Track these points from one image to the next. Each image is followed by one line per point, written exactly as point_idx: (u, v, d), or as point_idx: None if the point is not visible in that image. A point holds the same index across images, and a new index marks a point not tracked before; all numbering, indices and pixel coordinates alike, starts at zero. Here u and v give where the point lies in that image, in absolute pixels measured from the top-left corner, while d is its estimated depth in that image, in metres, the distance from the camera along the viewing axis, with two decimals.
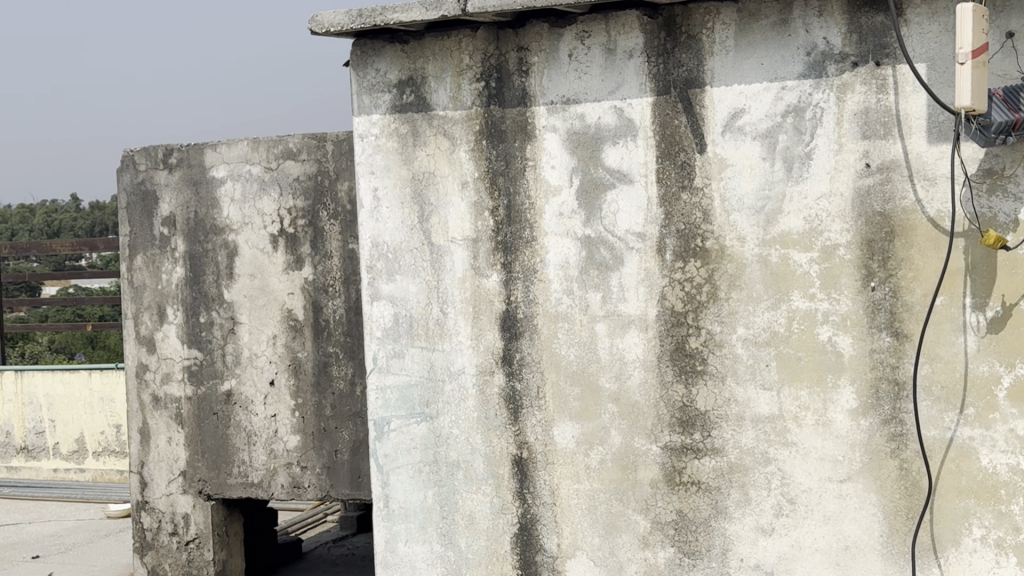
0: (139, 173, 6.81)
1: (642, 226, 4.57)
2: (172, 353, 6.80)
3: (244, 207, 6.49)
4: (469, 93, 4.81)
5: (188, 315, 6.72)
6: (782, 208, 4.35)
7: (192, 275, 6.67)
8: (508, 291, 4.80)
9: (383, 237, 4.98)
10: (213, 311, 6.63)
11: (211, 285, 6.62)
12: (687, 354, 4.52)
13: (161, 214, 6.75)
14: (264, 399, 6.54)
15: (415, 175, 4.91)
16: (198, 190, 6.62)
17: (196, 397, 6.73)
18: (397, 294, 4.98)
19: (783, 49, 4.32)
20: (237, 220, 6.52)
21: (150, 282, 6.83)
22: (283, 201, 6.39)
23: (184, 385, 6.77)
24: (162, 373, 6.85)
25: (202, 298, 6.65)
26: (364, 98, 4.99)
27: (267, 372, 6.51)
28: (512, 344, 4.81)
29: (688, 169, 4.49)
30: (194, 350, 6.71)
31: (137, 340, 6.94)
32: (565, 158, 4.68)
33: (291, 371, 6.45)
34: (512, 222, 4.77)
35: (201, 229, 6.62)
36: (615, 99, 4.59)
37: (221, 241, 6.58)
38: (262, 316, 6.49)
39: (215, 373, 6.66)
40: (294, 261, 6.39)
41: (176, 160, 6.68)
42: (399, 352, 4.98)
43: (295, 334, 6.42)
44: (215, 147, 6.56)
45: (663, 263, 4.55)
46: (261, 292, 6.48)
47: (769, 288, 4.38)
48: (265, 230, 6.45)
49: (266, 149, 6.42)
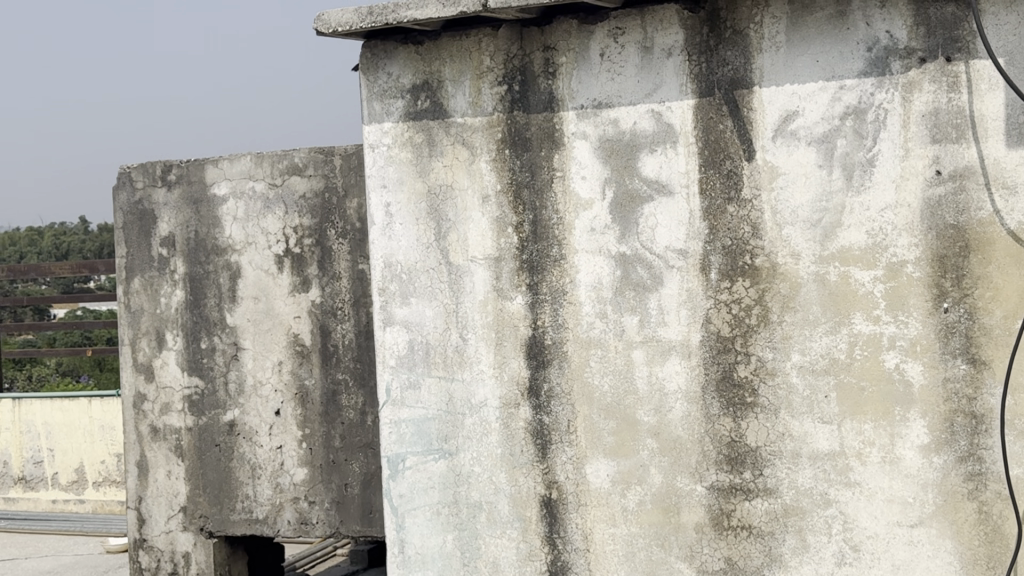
0: (136, 191, 6.39)
1: (683, 241, 4.13)
2: (171, 382, 6.36)
3: (247, 226, 6.06)
4: (490, 98, 4.38)
5: (188, 341, 6.28)
6: (840, 220, 3.90)
7: (193, 299, 6.24)
8: (535, 315, 4.36)
9: (396, 256, 4.54)
10: (215, 337, 6.20)
11: (213, 309, 6.19)
12: (734, 384, 4.08)
13: (159, 233, 6.32)
14: (270, 429, 6.09)
15: (431, 188, 4.47)
16: (199, 209, 6.19)
17: (197, 429, 6.29)
18: (411, 318, 4.54)
19: (841, 45, 3.88)
20: (240, 240, 6.09)
21: (149, 307, 6.40)
22: (289, 219, 5.96)
23: (185, 416, 6.32)
24: (161, 403, 6.41)
25: (203, 322, 6.22)
26: (374, 105, 4.56)
27: (272, 402, 6.07)
28: (540, 374, 4.36)
29: (735, 179, 4.05)
30: (195, 379, 6.27)
31: (134, 368, 6.50)
32: (597, 168, 4.24)
33: (298, 401, 6.01)
34: (539, 238, 4.34)
35: (202, 250, 6.19)
36: (652, 102, 4.15)
37: (223, 262, 6.15)
38: (268, 341, 6.06)
39: (217, 403, 6.22)
40: (301, 282, 5.96)
41: (175, 176, 6.26)
42: (414, 382, 4.54)
43: (302, 361, 5.98)
44: (216, 163, 6.14)
45: (707, 282, 4.10)
46: (267, 316, 6.05)
47: (828, 310, 3.93)
48: (270, 250, 6.02)
49: (271, 164, 5.99)
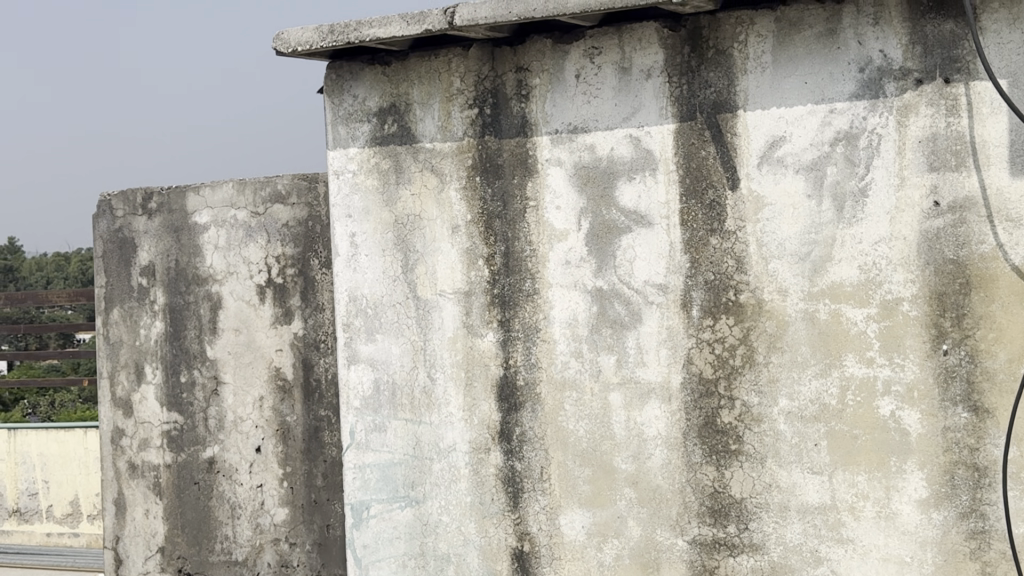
0: (116, 219, 5.71)
1: (664, 276, 3.84)
2: (150, 417, 5.66)
3: (229, 255, 5.45)
4: (460, 122, 4.11)
5: (167, 374, 5.61)
6: (831, 254, 3.61)
7: (172, 330, 5.58)
8: (506, 353, 4.07)
9: (362, 289, 4.28)
10: (195, 370, 5.55)
11: (193, 341, 5.55)
12: (718, 430, 3.77)
13: (139, 262, 5.66)
14: (250, 467, 5.42)
15: (398, 218, 4.21)
16: (179, 238, 5.55)
17: (175, 467, 5.57)
18: (377, 356, 4.27)
19: (831, 65, 3.59)
20: (221, 269, 5.47)
21: (128, 338, 5.72)
22: (273, 248, 5.37)
23: (162, 452, 5.62)
24: (139, 440, 5.68)
25: (182, 355, 5.57)
26: (339, 129, 4.30)
27: (253, 439, 5.41)
28: (511, 416, 4.07)
29: (718, 210, 3.76)
30: (173, 415, 5.59)
31: (111, 403, 5.78)
32: (572, 197, 3.96)
33: (279, 438, 5.38)
34: (510, 272, 4.06)
35: (182, 279, 5.55)
36: (630, 127, 3.87)
37: (204, 292, 5.52)
38: (249, 375, 5.44)
39: (196, 439, 5.54)
40: (284, 313, 5.37)
41: (155, 204, 5.61)
42: (380, 425, 4.26)
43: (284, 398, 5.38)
44: (197, 189, 5.51)
45: (689, 320, 3.80)
46: (248, 349, 5.43)
47: (817, 351, 3.63)
48: (251, 281, 5.41)
49: (252, 191, 5.39)
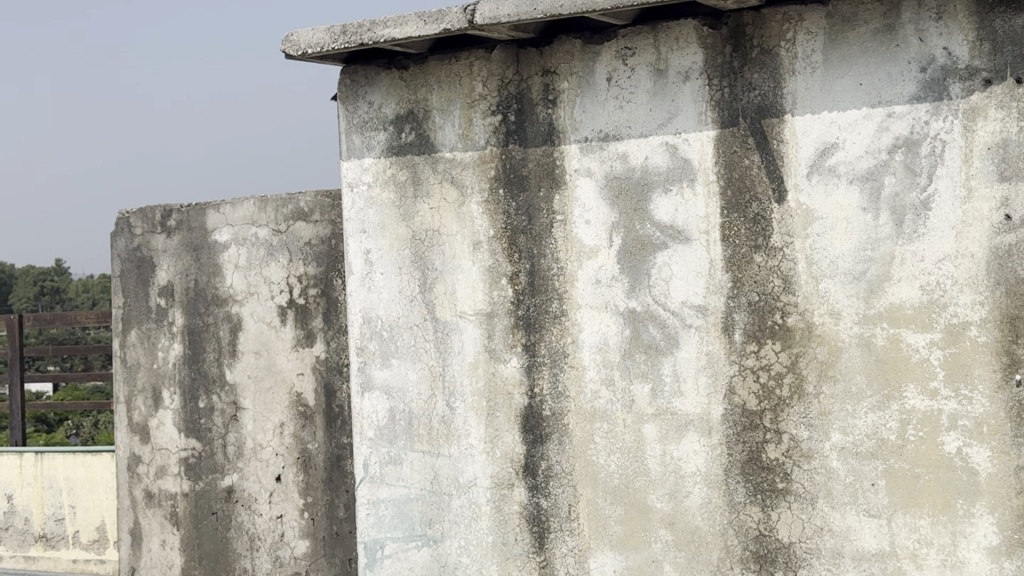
0: (134, 238, 5.40)
1: (702, 296, 3.50)
2: (167, 443, 5.30)
3: (249, 275, 5.07)
4: (483, 130, 3.81)
5: (186, 399, 5.24)
6: (889, 273, 3.25)
7: (190, 353, 5.22)
8: (531, 380, 3.75)
9: (376, 311, 3.98)
10: (214, 395, 5.16)
11: (212, 364, 5.16)
12: (764, 467, 3.42)
13: (156, 281, 5.33)
14: (270, 496, 5.00)
15: (415, 233, 3.91)
16: (199, 257, 5.20)
17: (193, 497, 5.20)
18: (393, 383, 3.96)
19: (888, 64, 3.25)
20: (242, 289, 5.09)
21: (145, 362, 5.38)
22: (294, 267, 4.96)
23: (181, 480, 5.25)
24: (156, 467, 5.33)
25: (201, 379, 5.20)
26: (353, 138, 4.01)
27: (273, 467, 4.99)
28: (537, 449, 3.74)
29: (763, 224, 3.42)
30: (191, 441, 5.22)
31: (128, 428, 5.44)
32: (603, 211, 3.64)
33: (299, 467, 4.93)
34: (536, 291, 3.74)
35: (201, 299, 5.19)
36: (666, 134, 3.54)
37: (223, 314, 5.15)
38: (269, 402, 5.02)
39: (214, 467, 5.15)
40: (306, 336, 4.95)
41: (174, 222, 5.28)
42: (395, 458, 3.95)
43: (306, 425, 4.93)
44: (217, 206, 5.15)
45: (731, 345, 3.46)
46: (268, 373, 5.02)
47: (874, 381, 3.27)
48: (272, 301, 5.02)
49: (274, 208, 5.01)
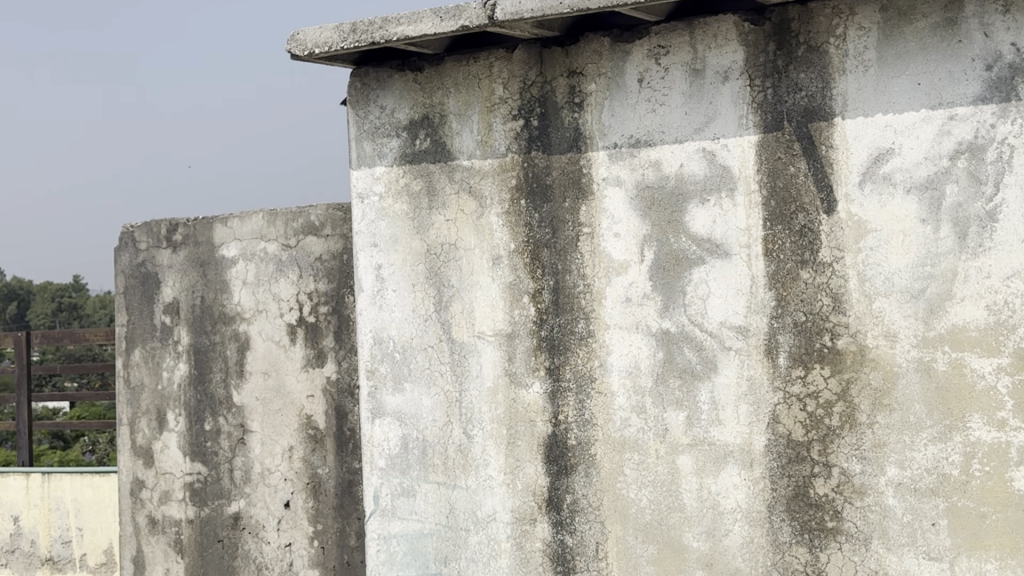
0: (139, 253, 5.06)
1: (743, 316, 3.20)
2: (171, 467, 4.97)
3: (258, 291, 4.75)
4: (503, 136, 3.53)
5: (191, 423, 4.92)
6: (950, 291, 2.95)
7: (196, 374, 4.90)
8: (556, 407, 3.45)
9: (388, 331, 3.69)
10: (220, 417, 4.84)
11: (219, 386, 4.84)
12: (811, 504, 3.12)
13: (161, 298, 5.00)
14: (278, 524, 4.69)
15: (430, 247, 3.63)
16: (206, 273, 4.87)
17: (198, 524, 4.89)
18: (405, 409, 3.67)
19: (949, 62, 2.95)
20: (249, 306, 4.77)
21: (150, 382, 5.05)
22: (305, 283, 4.65)
23: (185, 506, 4.92)
24: (160, 492, 5.01)
25: (208, 402, 4.87)
26: (364, 145, 3.73)
27: (281, 492, 4.68)
28: (561, 481, 3.44)
29: (810, 237, 3.12)
30: (196, 465, 4.89)
31: (131, 451, 5.11)
32: (634, 223, 3.35)
33: (310, 493, 4.62)
34: (560, 311, 3.45)
35: (207, 317, 4.87)
36: (703, 139, 3.25)
37: (231, 332, 4.82)
38: (278, 425, 4.70)
39: (220, 493, 4.83)
40: (316, 356, 4.63)
41: (180, 236, 4.94)
42: (408, 489, 3.66)
43: (316, 448, 4.62)
44: (225, 220, 4.82)
45: (775, 370, 3.16)
46: (277, 395, 4.71)
47: (934, 411, 2.97)
48: (281, 320, 4.70)
49: (284, 222, 4.68)
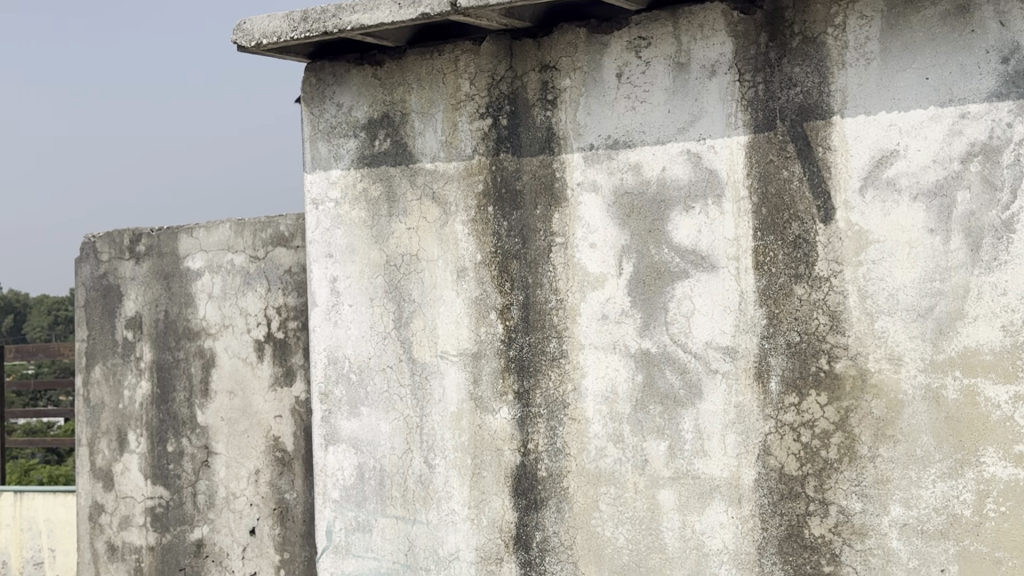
0: (100, 264, 4.63)
1: (731, 336, 2.89)
2: (132, 491, 4.53)
3: (224, 305, 4.33)
4: (469, 136, 3.22)
5: (153, 444, 4.48)
6: (962, 310, 2.64)
7: (159, 393, 4.47)
8: (525, 434, 3.13)
9: (343, 349, 3.38)
10: (184, 438, 4.40)
11: (182, 405, 4.41)
12: (807, 546, 2.80)
13: (124, 312, 4.58)
14: (243, 553, 4.26)
15: (390, 258, 3.31)
16: (170, 286, 4.45)
17: (159, 551, 4.46)
18: (362, 436, 3.34)
19: (961, 55, 2.64)
20: (215, 322, 4.35)
21: (110, 402, 4.62)
22: (274, 297, 4.23)
23: (146, 532, 4.49)
24: (120, 517, 4.57)
25: (170, 422, 4.43)
26: (319, 146, 3.43)
27: (245, 518, 4.24)
28: (531, 517, 3.12)
29: (805, 249, 2.81)
30: (158, 489, 4.45)
31: (90, 473, 4.67)
32: (612, 233, 3.03)
33: (276, 519, 4.19)
34: (530, 329, 3.13)
35: (171, 332, 4.44)
36: (687, 140, 2.94)
37: (195, 348, 4.40)
38: (244, 447, 4.27)
39: (182, 519, 4.40)
40: (285, 373, 4.20)
41: (144, 247, 4.53)
42: (364, 524, 3.34)
43: (283, 472, 4.19)
44: (191, 229, 4.42)
45: (766, 397, 2.84)
46: (243, 415, 4.28)
47: (944, 443, 2.65)
48: (248, 335, 4.28)
49: (252, 231, 4.27)
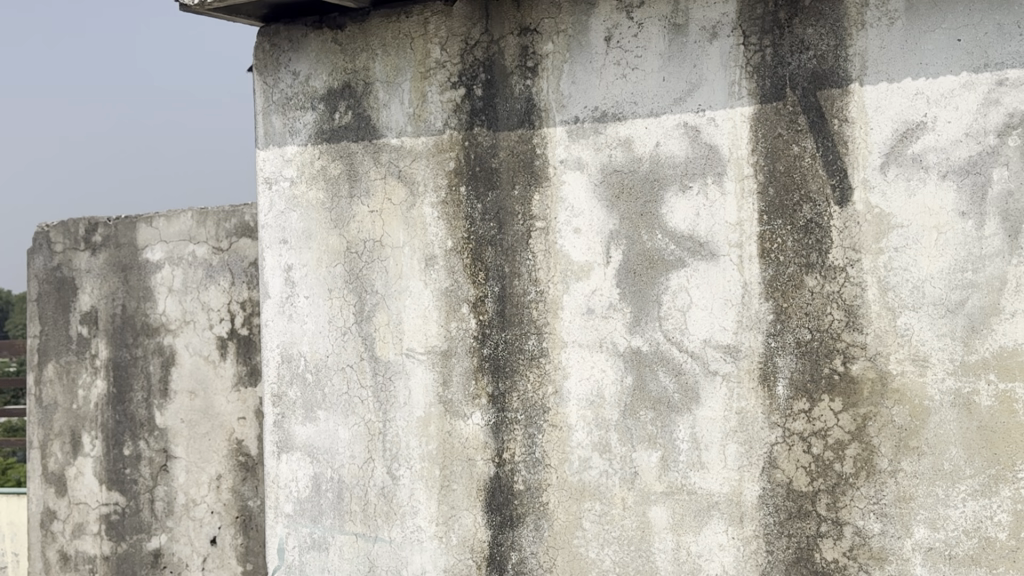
0: (54, 256, 3.88)
1: (733, 334, 2.55)
2: (86, 497, 3.83)
3: (185, 300, 3.66)
4: (440, 108, 2.87)
5: (108, 448, 3.78)
6: (998, 304, 2.31)
7: (115, 393, 3.77)
8: (500, 443, 2.79)
9: (300, 347, 3.02)
10: (142, 443, 3.72)
11: (140, 407, 3.73)
12: (818, 572, 2.47)
13: (79, 306, 3.83)
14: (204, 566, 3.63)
15: (351, 244, 2.96)
16: (129, 278, 3.75)
17: (114, 562, 3.76)
18: (318, 443, 3.00)
19: (999, 13, 2.31)
20: (175, 317, 3.68)
21: (63, 402, 3.89)
22: (239, 292, 3.59)
23: (100, 541, 3.79)
24: (72, 524, 3.86)
25: (128, 424, 3.75)
26: (272, 120, 3.08)
27: (207, 527, 3.62)
28: (506, 536, 2.78)
29: (818, 235, 2.47)
30: (113, 496, 3.77)
31: (41, 478, 3.94)
32: (599, 217, 2.70)
33: (239, 528, 3.57)
34: (506, 324, 2.79)
35: (129, 328, 3.74)
36: (685, 111, 2.60)
37: (154, 346, 3.71)
38: (205, 451, 3.63)
39: (139, 526, 3.72)
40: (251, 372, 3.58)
41: (100, 237, 3.79)
42: (320, 541, 2.99)
43: (248, 477, 3.57)
44: (150, 218, 3.70)
45: (773, 403, 2.51)
46: (204, 417, 3.63)
47: (976, 457, 2.32)
48: (211, 332, 3.62)
49: (216, 221, 3.61)
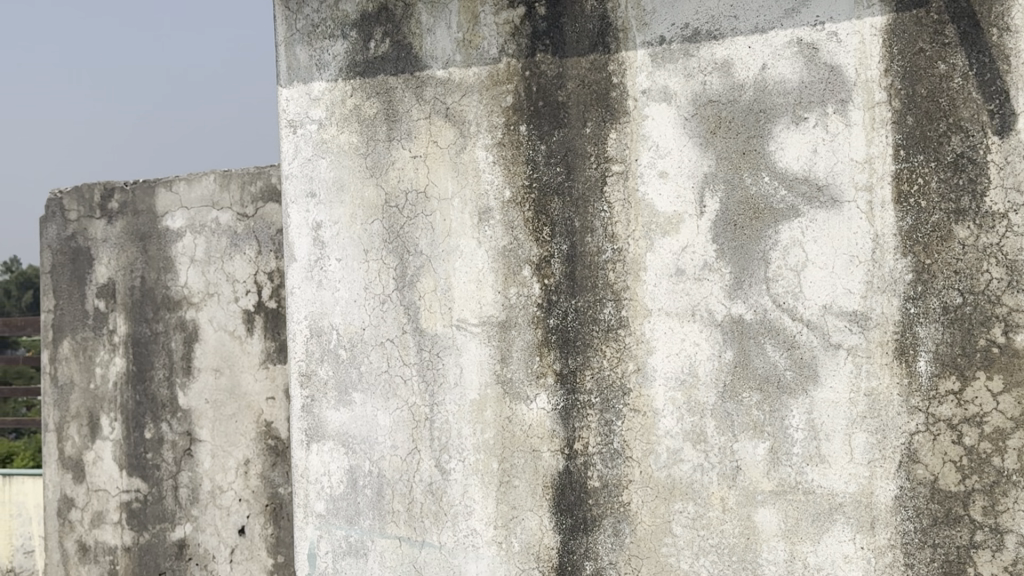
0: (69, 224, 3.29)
1: (860, 297, 2.10)
2: (106, 483, 3.24)
3: (209, 271, 3.10)
4: (495, 32, 2.40)
5: (129, 431, 3.20)
6: None
7: (135, 370, 3.19)
8: (570, 432, 2.32)
9: (331, 319, 2.54)
10: (165, 427, 3.15)
11: (162, 387, 3.16)
12: None
13: (95, 279, 3.25)
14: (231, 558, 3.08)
15: (390, 196, 2.49)
16: (147, 247, 3.18)
17: (136, 554, 3.19)
18: (354, 431, 2.51)
19: None
20: (198, 290, 3.12)
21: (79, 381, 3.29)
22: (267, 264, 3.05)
23: (120, 531, 3.21)
24: (92, 513, 3.26)
25: (150, 405, 3.17)
26: (296, 52, 2.57)
27: (233, 516, 3.07)
28: (578, 542, 2.32)
29: (971, 174, 2.03)
30: (134, 481, 3.19)
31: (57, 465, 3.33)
32: (691, 156, 2.22)
33: (269, 517, 3.03)
34: (578, 289, 2.32)
35: (148, 301, 3.18)
36: (799, 25, 2.13)
37: (176, 321, 3.15)
38: (232, 434, 3.08)
39: (162, 515, 3.15)
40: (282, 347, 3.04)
41: (118, 203, 3.22)
42: (358, 546, 2.51)
43: (278, 462, 3.03)
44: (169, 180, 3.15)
45: (913, 382, 2.06)
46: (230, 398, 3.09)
47: None
48: (237, 306, 3.08)
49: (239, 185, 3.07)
